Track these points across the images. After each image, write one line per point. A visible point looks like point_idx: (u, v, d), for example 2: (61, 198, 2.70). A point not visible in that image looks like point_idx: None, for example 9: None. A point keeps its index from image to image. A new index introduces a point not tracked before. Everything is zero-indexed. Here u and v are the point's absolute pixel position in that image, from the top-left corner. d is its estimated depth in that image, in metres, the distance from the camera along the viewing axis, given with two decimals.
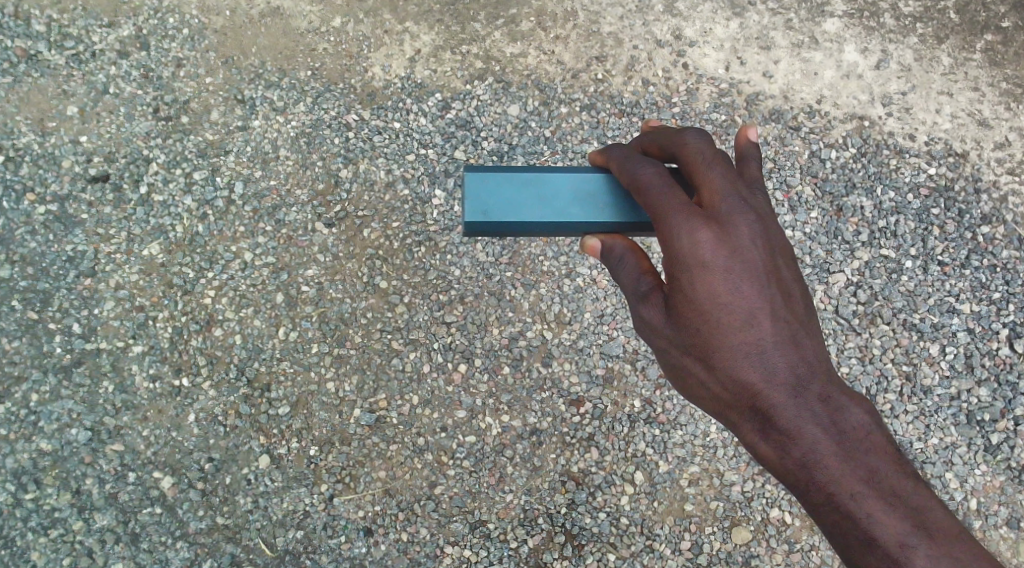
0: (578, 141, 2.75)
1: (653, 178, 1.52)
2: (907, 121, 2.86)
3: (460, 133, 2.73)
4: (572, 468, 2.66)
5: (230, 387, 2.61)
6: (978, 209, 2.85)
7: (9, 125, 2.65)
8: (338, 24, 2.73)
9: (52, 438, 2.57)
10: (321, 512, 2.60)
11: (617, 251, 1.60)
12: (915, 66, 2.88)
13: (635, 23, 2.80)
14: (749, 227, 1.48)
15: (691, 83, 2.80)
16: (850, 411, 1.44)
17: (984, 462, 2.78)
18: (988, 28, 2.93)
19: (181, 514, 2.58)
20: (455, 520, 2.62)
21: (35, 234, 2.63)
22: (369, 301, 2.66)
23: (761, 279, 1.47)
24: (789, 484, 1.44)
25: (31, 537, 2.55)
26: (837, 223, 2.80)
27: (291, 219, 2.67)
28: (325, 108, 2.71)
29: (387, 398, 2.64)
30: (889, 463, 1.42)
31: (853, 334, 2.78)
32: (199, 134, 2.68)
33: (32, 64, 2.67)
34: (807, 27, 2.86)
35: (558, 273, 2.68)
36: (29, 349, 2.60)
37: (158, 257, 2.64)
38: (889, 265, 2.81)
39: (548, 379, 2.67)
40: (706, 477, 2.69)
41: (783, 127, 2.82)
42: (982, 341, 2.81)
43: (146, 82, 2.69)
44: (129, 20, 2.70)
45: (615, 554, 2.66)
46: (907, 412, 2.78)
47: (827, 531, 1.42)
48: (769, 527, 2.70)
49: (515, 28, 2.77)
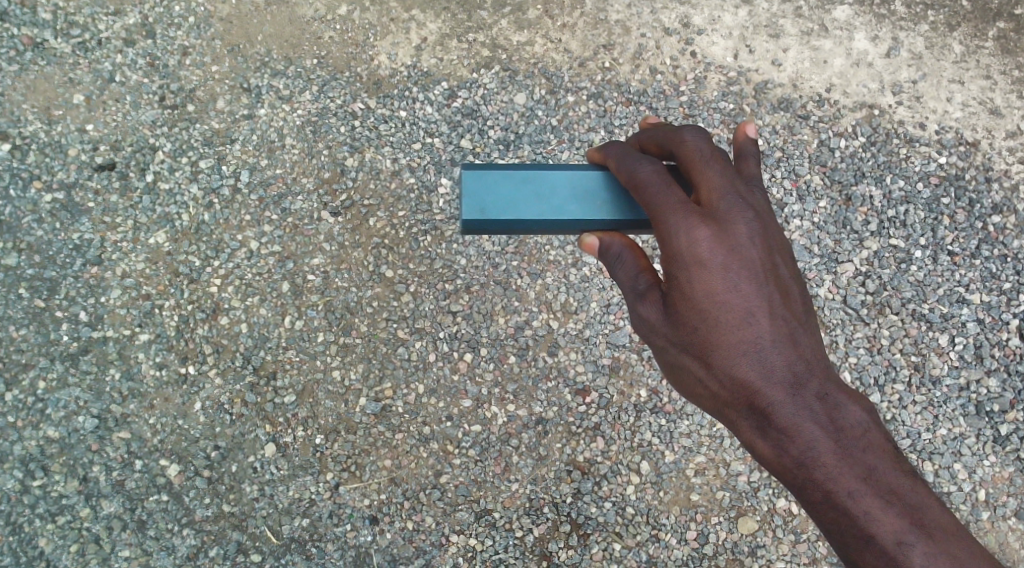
0: (584, 130, 2.74)
1: (651, 175, 1.50)
2: (917, 110, 2.84)
3: (466, 122, 2.72)
4: (577, 458, 2.66)
5: (237, 375, 2.62)
6: (989, 199, 2.82)
7: (15, 113, 2.65)
8: (344, 12, 2.72)
9: (59, 426, 2.58)
10: (327, 501, 2.60)
11: (614, 249, 1.56)
12: (926, 53, 2.85)
13: (643, 11, 2.78)
14: (747, 226, 1.47)
15: (699, 72, 2.78)
16: (848, 409, 1.43)
17: (993, 453, 2.76)
18: (1000, 15, 2.90)
19: (188, 502, 2.58)
20: (460, 509, 2.62)
21: (42, 222, 2.63)
22: (375, 289, 2.65)
23: (759, 278, 1.46)
24: (786, 481, 1.43)
25: (39, 524, 2.56)
26: (846, 212, 2.78)
27: (296, 207, 2.67)
28: (331, 96, 2.70)
29: (392, 386, 2.63)
30: (887, 462, 1.41)
31: (861, 324, 2.76)
32: (205, 123, 2.68)
33: (38, 52, 2.67)
34: (817, 14, 2.83)
35: (564, 263, 2.68)
36: (35, 336, 2.60)
37: (164, 245, 2.65)
38: (898, 255, 2.79)
39: (553, 368, 2.67)
40: (713, 466, 2.68)
41: (791, 116, 2.79)
42: (992, 332, 2.79)
43: (153, 70, 2.69)
44: (135, 8, 2.70)
45: (621, 544, 2.66)
46: (916, 403, 2.76)
47: (824, 529, 1.41)
48: (775, 517, 2.69)
49: (522, 16, 2.75)
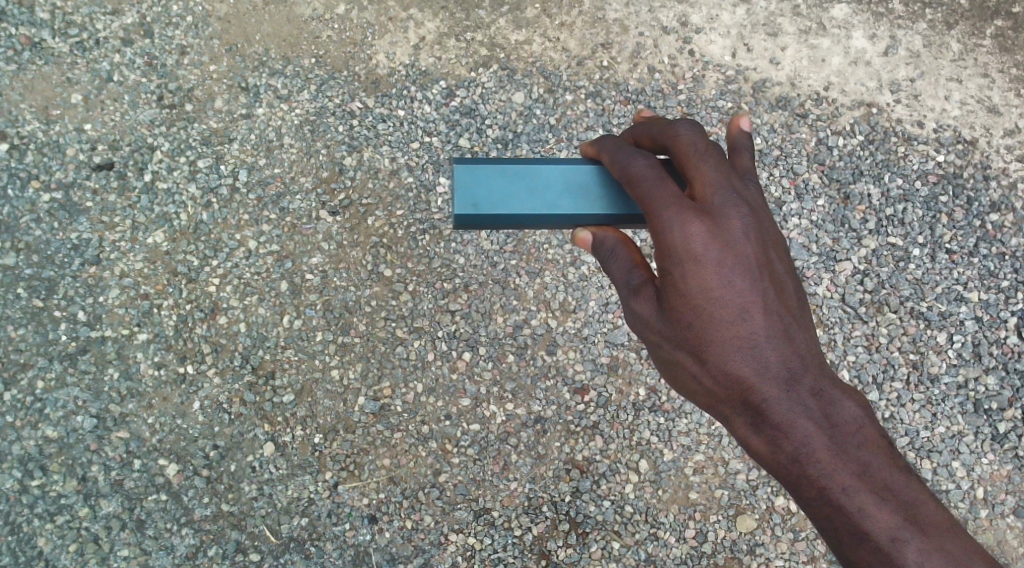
0: (583, 129, 2.74)
1: (645, 170, 1.51)
2: (915, 108, 2.84)
3: (465, 121, 2.72)
4: (576, 456, 2.66)
5: (235, 374, 2.62)
6: (987, 197, 2.83)
7: (13, 113, 2.65)
8: (342, 11, 2.72)
9: (58, 425, 2.58)
10: (326, 500, 2.60)
11: (607, 244, 1.57)
12: (924, 51, 2.86)
13: (641, 9, 2.78)
14: (741, 221, 1.47)
15: (697, 70, 2.78)
16: (842, 405, 1.43)
17: (992, 451, 2.76)
18: (999, 13, 2.90)
19: (187, 501, 2.58)
20: (459, 508, 2.62)
21: (40, 222, 2.63)
22: (373, 289, 2.66)
23: (753, 273, 1.46)
24: (781, 477, 1.43)
25: (38, 524, 2.56)
26: (844, 211, 2.78)
27: (295, 207, 2.67)
28: (329, 95, 2.70)
29: (391, 386, 2.63)
30: (881, 457, 1.41)
31: (860, 322, 2.76)
32: (203, 122, 2.68)
33: (36, 51, 2.66)
34: (815, 13, 2.84)
35: (563, 261, 2.68)
36: (34, 336, 2.60)
37: (163, 245, 2.65)
38: (896, 253, 2.79)
39: (552, 367, 2.67)
40: (712, 465, 2.68)
41: (790, 114, 2.80)
42: (991, 330, 2.79)
43: (151, 69, 2.69)
44: (133, 7, 2.70)
45: (620, 542, 2.66)
46: (914, 401, 2.76)
47: (819, 525, 1.41)
48: (774, 515, 2.70)
49: (520, 15, 2.75)
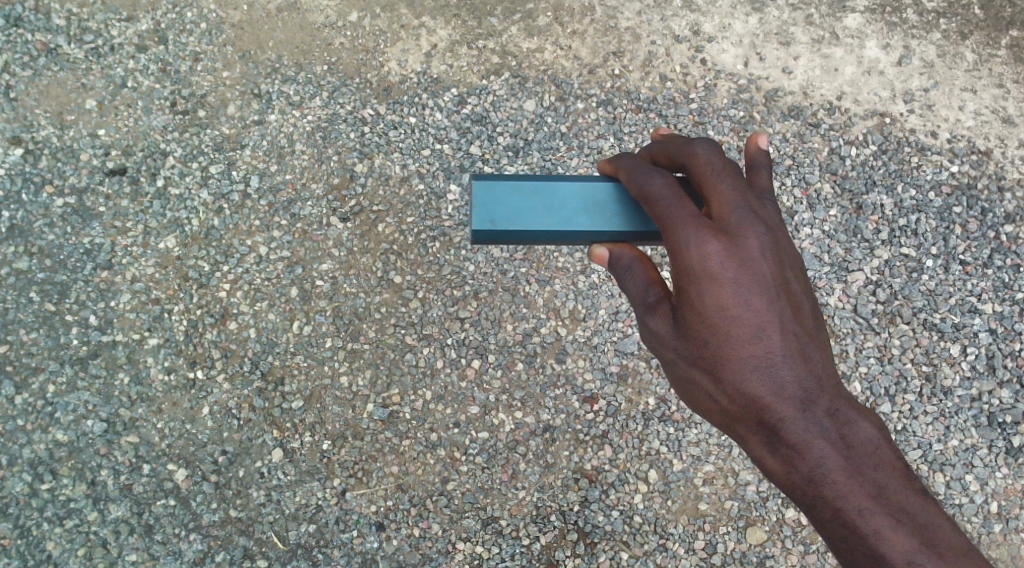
0: (594, 137, 2.72)
1: (662, 188, 1.50)
2: (929, 118, 2.83)
3: (476, 128, 2.72)
4: (585, 466, 2.65)
5: (244, 380, 2.62)
6: (1001, 208, 2.80)
7: (29, 118, 2.67)
8: (355, 18, 2.74)
9: (68, 429, 2.59)
10: (333, 507, 2.60)
11: (624, 261, 1.55)
12: (937, 61, 2.84)
13: (653, 18, 2.78)
14: (759, 240, 1.45)
15: (709, 79, 2.78)
16: (858, 426, 1.42)
17: (1006, 464, 2.73)
18: (1013, 23, 2.89)
19: (195, 507, 2.58)
20: (467, 516, 2.61)
21: (53, 226, 2.65)
22: (383, 295, 2.66)
23: (771, 292, 1.45)
24: (797, 497, 1.42)
25: (47, 528, 2.56)
26: (857, 221, 2.76)
27: (306, 213, 2.67)
28: (340, 102, 2.71)
29: (400, 392, 2.63)
30: (897, 479, 1.40)
31: (871, 334, 2.74)
32: (215, 128, 2.70)
33: (52, 57, 2.69)
34: (827, 22, 2.83)
35: (573, 269, 2.67)
36: (46, 341, 2.61)
37: (174, 250, 2.65)
38: (909, 264, 2.77)
39: (562, 376, 2.66)
40: (721, 476, 2.66)
41: (802, 124, 2.78)
42: (1004, 342, 2.76)
43: (164, 76, 2.71)
44: (148, 14, 2.72)
45: (628, 553, 2.64)
46: (926, 413, 2.73)
47: (834, 545, 1.41)
48: (784, 527, 2.67)
49: (532, 23, 2.76)
